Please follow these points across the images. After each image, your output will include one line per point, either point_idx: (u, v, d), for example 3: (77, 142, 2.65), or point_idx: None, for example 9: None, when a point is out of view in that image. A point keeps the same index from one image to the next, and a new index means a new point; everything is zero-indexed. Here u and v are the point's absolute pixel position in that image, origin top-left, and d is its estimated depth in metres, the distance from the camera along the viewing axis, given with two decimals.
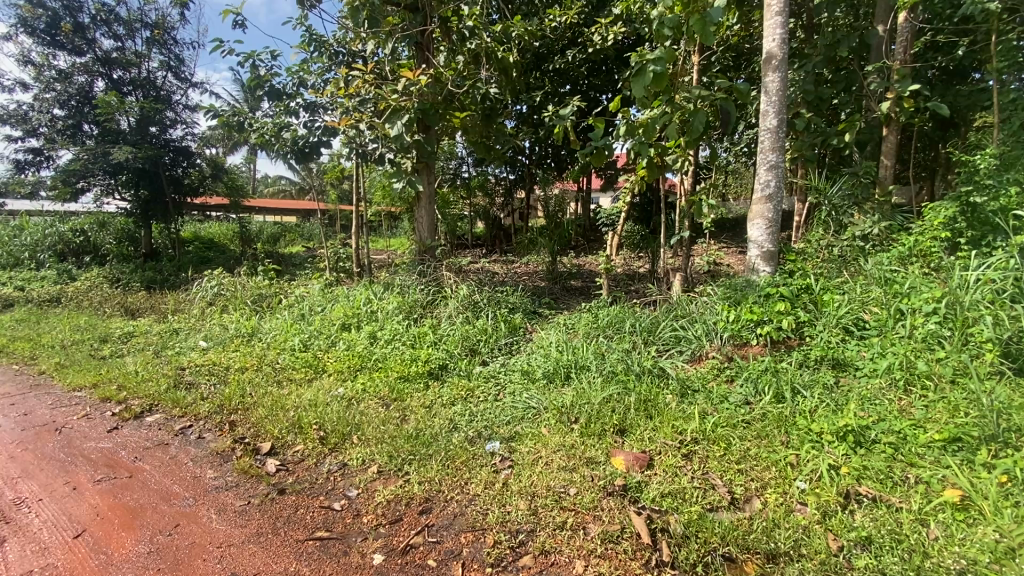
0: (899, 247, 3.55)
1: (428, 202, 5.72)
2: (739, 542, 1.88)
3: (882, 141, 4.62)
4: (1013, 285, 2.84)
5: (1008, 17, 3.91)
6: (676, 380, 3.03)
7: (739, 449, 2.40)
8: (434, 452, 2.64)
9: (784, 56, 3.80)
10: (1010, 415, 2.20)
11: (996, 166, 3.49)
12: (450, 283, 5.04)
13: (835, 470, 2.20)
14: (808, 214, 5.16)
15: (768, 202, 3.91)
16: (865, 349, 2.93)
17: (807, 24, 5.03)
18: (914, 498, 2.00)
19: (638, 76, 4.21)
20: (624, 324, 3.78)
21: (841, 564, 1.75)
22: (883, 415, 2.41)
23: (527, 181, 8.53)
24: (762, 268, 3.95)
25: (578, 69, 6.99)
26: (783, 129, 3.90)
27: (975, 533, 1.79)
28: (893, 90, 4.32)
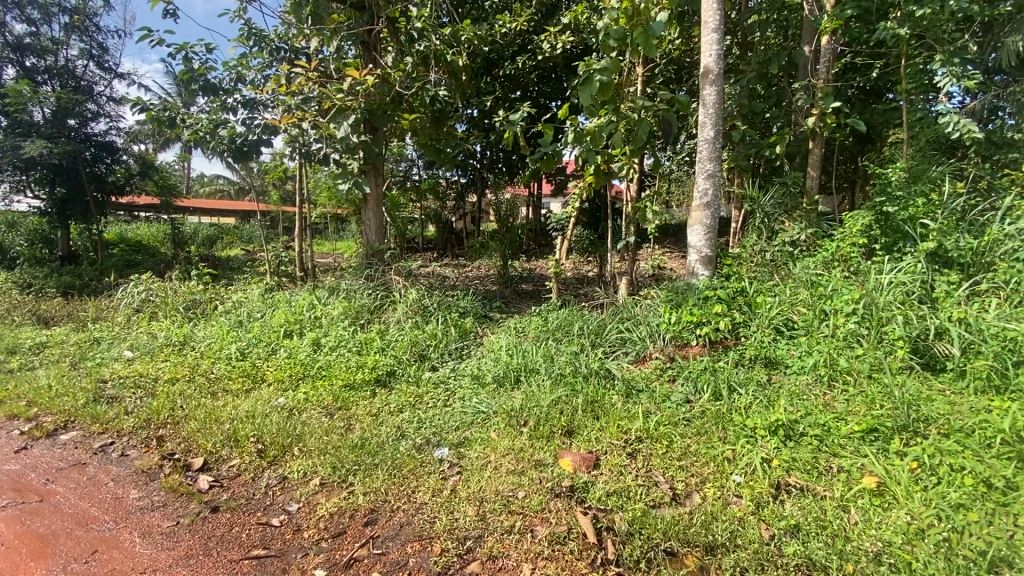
0: (822, 251, 3.81)
1: (375, 204, 5.57)
2: (680, 536, 1.94)
3: (809, 153, 4.96)
4: (920, 288, 3.13)
5: (915, 44, 4.31)
6: (622, 381, 3.11)
7: (680, 446, 2.49)
8: (380, 460, 2.57)
9: (720, 71, 4.00)
10: (918, 406, 2.41)
11: (905, 179, 3.83)
12: (399, 288, 4.95)
13: (767, 463, 2.32)
14: (743, 221, 5.45)
15: (706, 209, 4.11)
16: (794, 348, 3.11)
17: (742, 41, 5.33)
18: (837, 486, 2.15)
19: (585, 85, 4.31)
20: (573, 326, 3.84)
21: (773, 552, 1.85)
22: (810, 409, 2.57)
23: (479, 185, 8.52)
24: (701, 271, 4.13)
25: (528, 75, 7.06)
26: (720, 140, 4.10)
27: (889, 516, 1.96)
28: (818, 106, 4.65)
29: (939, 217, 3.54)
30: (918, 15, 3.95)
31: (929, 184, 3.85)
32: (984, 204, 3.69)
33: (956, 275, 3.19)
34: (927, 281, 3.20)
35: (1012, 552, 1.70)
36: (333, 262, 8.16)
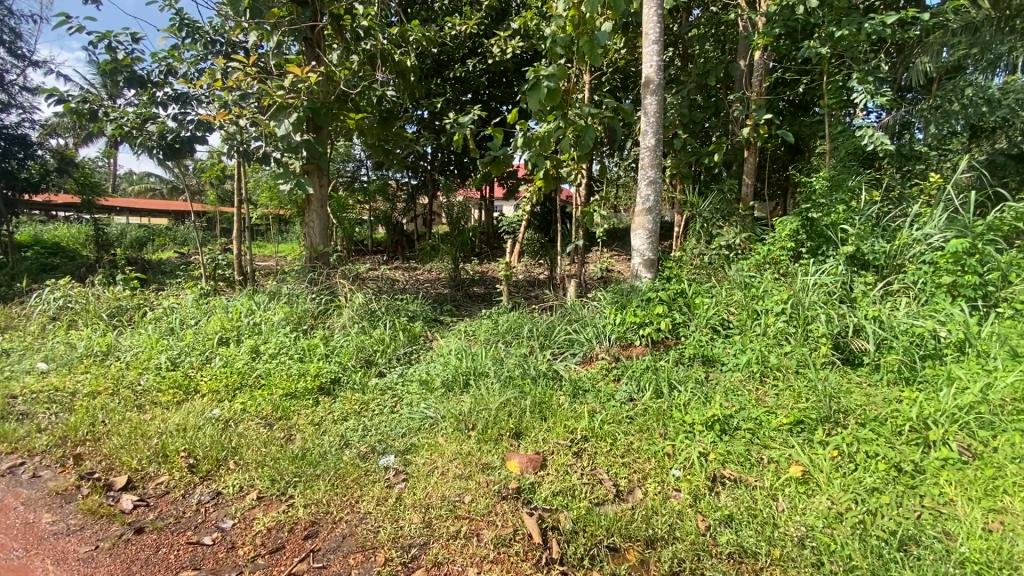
0: (755, 254, 4.03)
1: (319, 205, 5.39)
2: (622, 532, 2.00)
3: (744, 162, 5.26)
4: (841, 289, 3.37)
5: (835, 63, 4.66)
6: (569, 381, 3.17)
7: (623, 443, 2.56)
8: (321, 471, 2.49)
9: (660, 81, 4.16)
10: (839, 398, 2.60)
11: (827, 188, 4.13)
12: (345, 291, 4.81)
13: (704, 456, 2.42)
14: (684, 226, 5.69)
15: (649, 214, 4.25)
16: (729, 346, 3.27)
17: (683, 53, 5.57)
18: (767, 476, 2.27)
19: (533, 90, 4.36)
20: (522, 329, 3.86)
21: (708, 542, 1.94)
22: (743, 404, 2.71)
23: (429, 187, 8.42)
24: (644, 274, 4.28)
25: (478, 78, 7.04)
26: (661, 147, 4.26)
27: (813, 502, 2.09)
28: (751, 117, 4.93)
29: (856, 223, 3.84)
30: (838, 36, 4.28)
31: (849, 193, 4.17)
32: (895, 212, 4.03)
33: (872, 276, 3.46)
34: (847, 282, 3.46)
35: (918, 531, 1.88)
36: (275, 265, 7.83)
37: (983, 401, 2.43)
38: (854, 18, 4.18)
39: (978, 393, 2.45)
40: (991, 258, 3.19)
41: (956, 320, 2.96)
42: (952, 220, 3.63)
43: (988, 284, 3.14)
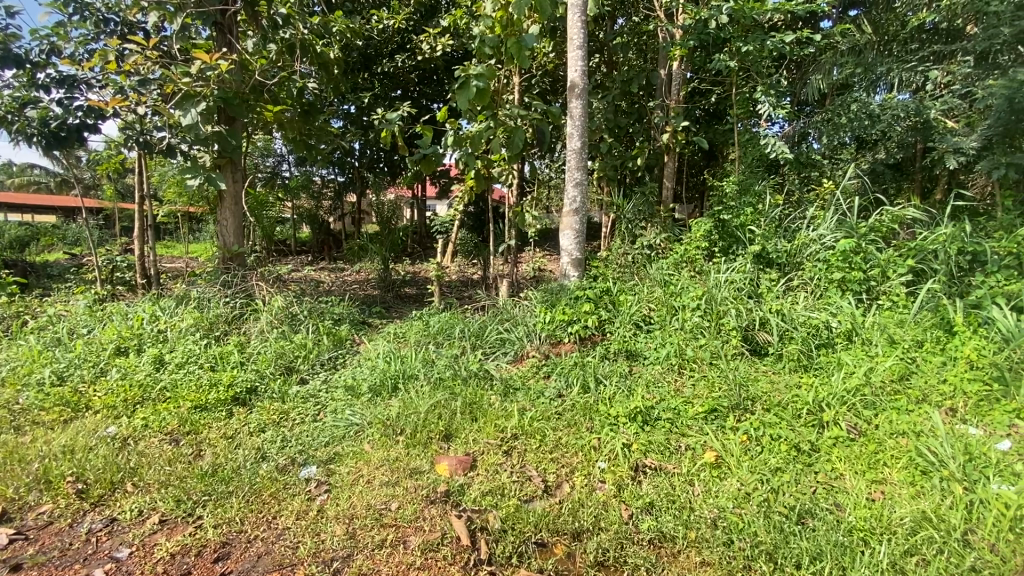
0: (674, 254, 4.26)
1: (234, 202, 5.03)
2: (550, 526, 2.03)
3: (664, 166, 5.55)
4: (748, 285, 3.65)
5: (743, 76, 5.03)
6: (500, 381, 3.17)
7: (552, 439, 2.61)
8: (234, 488, 2.32)
9: (584, 85, 4.28)
10: (748, 386, 2.81)
11: (736, 192, 4.45)
12: (264, 294, 4.53)
13: (628, 447, 2.52)
14: (611, 227, 5.88)
15: (576, 215, 4.36)
16: (651, 341, 3.44)
17: (607, 60, 5.78)
18: (684, 462, 2.40)
19: (462, 89, 4.33)
20: (453, 329, 3.82)
21: (630, 530, 2.02)
22: (663, 396, 2.86)
23: (357, 185, 8.12)
24: (572, 273, 4.39)
25: (408, 74, 6.88)
26: (586, 150, 4.38)
27: (724, 485, 2.23)
28: (670, 124, 5.21)
29: (762, 224, 4.16)
30: (744, 51, 4.62)
31: (755, 197, 4.51)
32: (795, 214, 4.42)
33: (776, 273, 3.76)
34: (754, 279, 3.74)
35: (813, 504, 2.07)
36: (185, 267, 7.22)
37: (866, 385, 2.71)
38: (758, 35, 4.54)
39: (862, 378, 2.74)
40: (872, 256, 3.56)
41: (845, 312, 3.29)
42: (841, 222, 4.04)
43: (871, 279, 3.50)
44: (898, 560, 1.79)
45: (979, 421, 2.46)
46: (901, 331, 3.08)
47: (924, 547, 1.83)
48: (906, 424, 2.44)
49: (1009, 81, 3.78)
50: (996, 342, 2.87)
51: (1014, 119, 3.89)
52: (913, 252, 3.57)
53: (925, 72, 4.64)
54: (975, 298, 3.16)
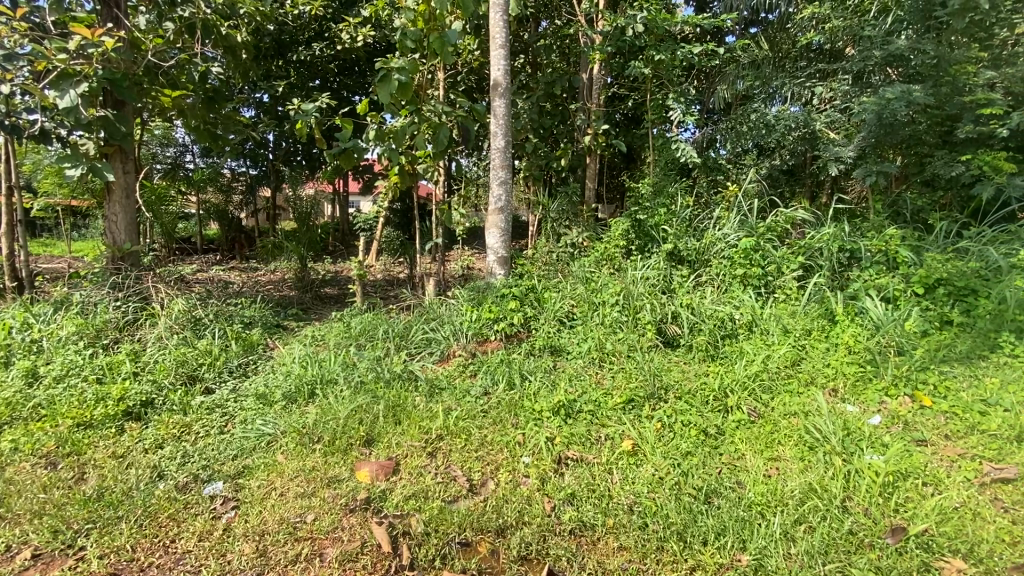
0: (596, 251, 4.42)
1: (125, 195, 4.52)
2: (474, 525, 2.03)
3: (587, 167, 5.75)
4: (662, 281, 3.86)
5: (657, 83, 5.31)
6: (425, 381, 3.11)
7: (477, 437, 2.60)
8: (125, 512, 2.11)
9: (507, 84, 4.30)
10: (662, 377, 2.98)
11: (651, 194, 4.70)
12: (163, 297, 4.13)
13: (551, 441, 2.58)
14: (536, 226, 5.97)
15: (500, 213, 4.38)
16: (574, 336, 3.54)
17: (531, 61, 5.86)
18: (604, 452, 2.50)
19: (383, 83, 4.19)
20: (377, 330, 3.71)
21: (553, 523, 2.06)
22: (585, 388, 2.96)
23: (272, 178, 7.64)
24: (498, 271, 4.42)
25: (327, 64, 6.56)
26: (510, 149, 4.41)
27: (640, 471, 2.35)
28: (592, 126, 5.42)
29: (674, 224, 4.42)
30: (657, 59, 4.89)
31: (668, 198, 4.78)
32: (703, 215, 4.73)
33: (686, 270, 4.02)
34: (668, 275, 3.97)
35: (718, 484, 2.22)
36: (66, 267, 6.42)
37: (764, 371, 2.97)
38: (670, 45, 4.82)
39: (761, 365, 2.99)
40: (769, 254, 3.91)
41: (747, 306, 3.58)
42: (743, 222, 4.40)
43: (768, 275, 3.84)
44: (789, 529, 1.98)
45: (856, 398, 2.79)
46: (793, 321, 3.41)
47: (810, 515, 2.03)
48: (796, 405, 2.71)
49: (878, 98, 4.32)
50: (869, 329, 3.26)
51: (882, 132, 4.43)
52: (803, 250, 3.94)
53: (812, 87, 5.15)
54: (851, 290, 3.57)
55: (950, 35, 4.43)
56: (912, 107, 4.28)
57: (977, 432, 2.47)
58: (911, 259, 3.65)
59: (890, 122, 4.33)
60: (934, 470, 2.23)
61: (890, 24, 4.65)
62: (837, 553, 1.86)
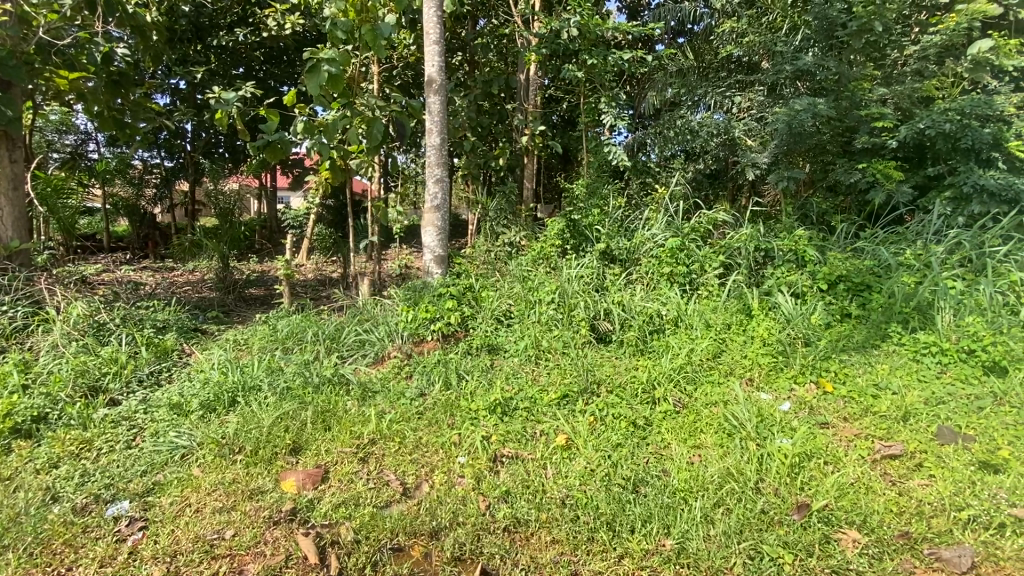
0: (532, 250, 4.47)
1: (12, 187, 4.01)
2: (407, 530, 2.01)
3: (525, 167, 5.82)
4: (596, 280, 3.98)
5: (590, 87, 5.47)
6: (357, 385, 3.01)
7: (412, 440, 2.56)
8: (11, 541, 1.91)
9: (442, 81, 4.24)
10: (595, 372, 3.08)
11: (585, 194, 4.83)
12: (59, 301, 3.74)
13: (487, 439, 2.58)
14: (475, 225, 5.95)
15: (437, 212, 4.32)
16: (511, 334, 3.57)
17: (469, 59, 5.84)
18: (539, 448, 2.53)
19: (312, 73, 3.99)
20: (306, 333, 3.56)
21: (487, 521, 2.07)
22: (521, 386, 3.00)
23: (190, 171, 7.10)
24: (435, 270, 4.36)
25: (252, 51, 6.19)
26: (446, 147, 4.36)
27: (573, 464, 2.41)
28: (529, 126, 5.48)
29: (607, 224, 4.56)
30: (590, 64, 5.03)
31: (601, 199, 4.94)
32: (634, 216, 4.92)
33: (618, 269, 4.16)
34: (601, 274, 4.10)
35: (645, 473, 2.33)
36: None
37: (688, 363, 3.15)
38: (601, 50, 4.98)
39: (685, 359, 3.17)
40: (694, 253, 4.12)
41: (673, 302, 3.76)
42: (670, 223, 4.62)
43: (692, 273, 4.05)
44: (708, 512, 2.10)
45: (769, 386, 3.01)
46: (715, 316, 3.62)
47: (728, 498, 2.17)
48: (717, 395, 2.89)
49: (788, 109, 4.68)
50: (781, 323, 3.53)
51: (792, 140, 4.81)
52: (724, 249, 4.20)
53: (732, 96, 5.49)
54: (766, 286, 3.84)
55: (849, 53, 4.88)
56: (818, 119, 4.66)
57: (870, 413, 2.74)
58: (817, 258, 3.98)
59: (799, 132, 4.71)
60: (834, 450, 2.45)
61: (799, 41, 5.01)
62: (750, 532, 2.00)
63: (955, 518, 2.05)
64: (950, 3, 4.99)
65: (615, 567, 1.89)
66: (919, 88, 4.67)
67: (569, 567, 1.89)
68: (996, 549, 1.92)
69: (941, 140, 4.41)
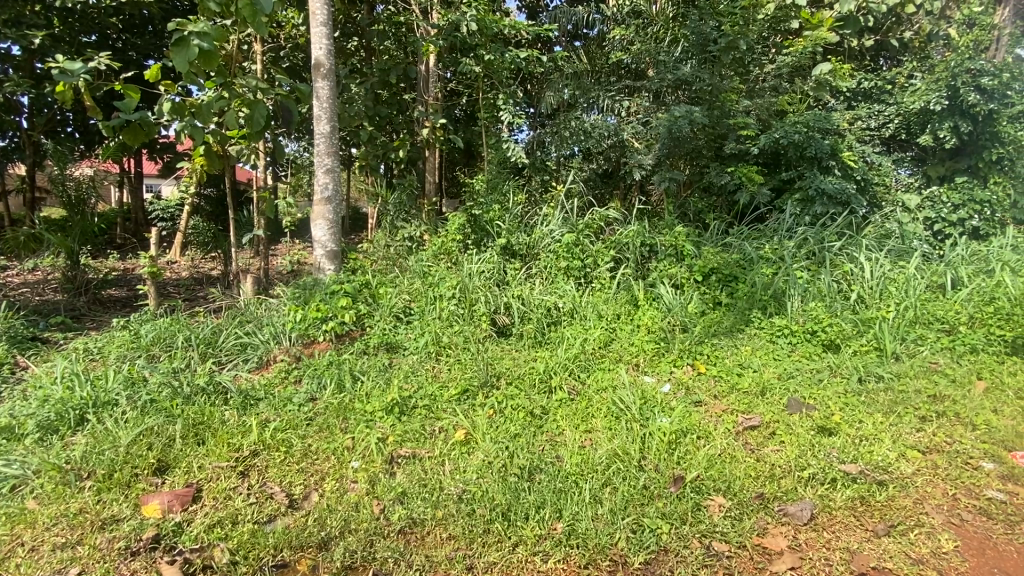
0: (433, 245, 4.42)
1: None
2: (292, 544, 1.90)
3: (426, 161, 5.71)
4: (495, 275, 4.04)
5: (489, 83, 5.50)
6: (237, 392, 2.77)
7: (300, 448, 2.42)
8: None
9: (331, 66, 4.01)
10: (495, 366, 3.13)
11: (485, 190, 4.86)
12: None
13: (382, 441, 2.51)
14: (374, 219, 5.75)
15: (328, 204, 4.09)
16: (410, 331, 3.51)
17: (364, 46, 5.59)
18: (437, 446, 2.51)
19: (179, 48, 3.49)
20: (176, 338, 3.20)
21: (382, 525, 2.02)
22: (420, 384, 2.96)
23: (27, 153, 6.04)
24: (327, 266, 4.14)
25: (106, 18, 5.39)
26: (337, 137, 4.14)
27: (471, 458, 2.42)
28: (429, 119, 5.39)
29: (507, 220, 4.63)
30: (488, 59, 5.06)
31: (501, 195, 5.00)
32: (532, 211, 5.04)
33: (518, 263, 4.25)
34: (501, 269, 4.16)
35: (540, 460, 2.41)
36: None
37: (581, 353, 3.32)
38: (498, 47, 5.02)
39: (579, 349, 3.33)
40: (588, 248, 4.33)
41: (569, 295, 3.92)
42: (567, 219, 4.81)
43: (587, 267, 4.25)
44: (597, 492, 2.23)
45: (653, 370, 3.28)
46: (606, 307, 3.84)
47: (614, 477, 2.32)
48: (606, 381, 3.07)
49: (669, 115, 5.09)
50: (663, 311, 3.84)
51: (672, 144, 5.22)
52: (615, 245, 4.45)
53: (622, 101, 5.81)
54: (650, 278, 4.15)
55: (720, 67, 5.40)
56: (694, 125, 5.12)
57: (735, 390, 3.08)
58: (694, 252, 4.38)
59: (678, 136, 5.13)
60: (705, 425, 2.72)
61: (678, 53, 5.44)
62: (633, 507, 2.16)
63: (799, 477, 2.37)
64: (799, 29, 5.74)
65: (509, 555, 1.94)
66: (775, 102, 5.31)
67: (464, 562, 1.90)
68: (830, 501, 2.25)
69: (792, 149, 5.07)
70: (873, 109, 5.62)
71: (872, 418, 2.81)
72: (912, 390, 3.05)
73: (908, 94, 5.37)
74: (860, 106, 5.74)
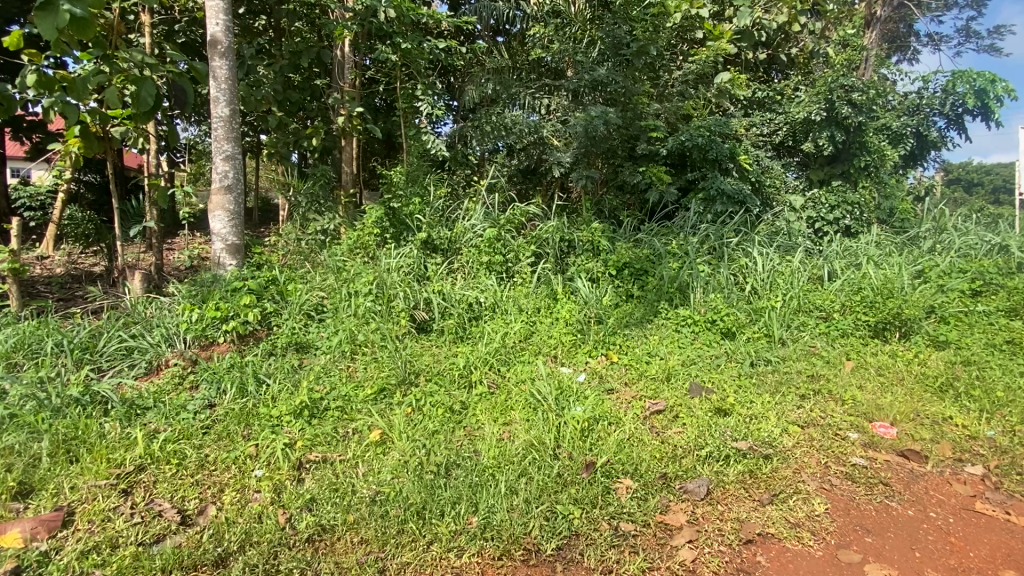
0: (348, 239, 4.25)
1: None
2: (183, 564, 1.76)
3: (341, 151, 5.46)
4: (414, 270, 3.97)
5: (406, 73, 5.35)
6: (120, 402, 2.51)
7: (195, 459, 2.24)
8: None
9: (230, 45, 3.69)
10: (413, 363, 3.08)
11: (404, 182, 4.74)
12: None
13: (290, 447, 2.38)
14: (285, 211, 5.43)
15: (228, 194, 3.79)
16: (322, 330, 3.35)
17: (272, 25, 5.23)
18: (350, 448, 2.42)
19: (45, 12, 3.01)
20: (44, 344, 2.85)
21: (288, 535, 1.92)
22: (333, 385, 2.85)
23: None
24: (228, 261, 3.84)
25: None
26: (238, 121, 3.83)
27: (387, 458, 2.37)
28: (344, 107, 5.09)
29: (427, 214, 4.53)
30: (405, 48, 4.91)
31: (421, 188, 4.90)
32: (453, 205, 5.00)
33: (439, 258, 4.19)
34: (421, 264, 4.09)
35: (457, 456, 2.40)
36: None
37: (501, 347, 3.38)
38: (416, 36, 4.89)
39: (499, 343, 3.38)
40: (509, 243, 4.37)
41: (490, 289, 3.94)
42: (488, 214, 4.82)
43: (508, 261, 4.29)
44: (513, 483, 2.26)
45: (569, 361, 3.39)
46: (525, 301, 3.91)
47: (530, 467, 2.37)
48: (525, 373, 3.13)
49: (586, 115, 5.26)
50: (579, 304, 3.98)
51: (589, 143, 5.40)
52: (536, 240, 4.52)
53: (542, 98, 5.91)
54: (568, 273, 4.27)
55: (633, 71, 5.64)
56: (609, 126, 5.32)
57: (643, 377, 3.27)
58: (608, 247, 4.58)
59: (595, 136, 5.31)
60: (616, 412, 2.86)
61: (595, 55, 5.62)
62: (546, 496, 2.22)
63: (698, 457, 2.55)
64: (702, 39, 6.14)
65: (422, 554, 1.92)
66: (682, 107, 5.66)
67: (376, 565, 1.86)
68: (725, 477, 2.45)
69: (697, 151, 5.42)
70: (766, 117, 6.16)
71: (761, 398, 3.10)
72: (795, 371, 3.41)
73: (794, 105, 5.95)
74: (755, 114, 6.27)
